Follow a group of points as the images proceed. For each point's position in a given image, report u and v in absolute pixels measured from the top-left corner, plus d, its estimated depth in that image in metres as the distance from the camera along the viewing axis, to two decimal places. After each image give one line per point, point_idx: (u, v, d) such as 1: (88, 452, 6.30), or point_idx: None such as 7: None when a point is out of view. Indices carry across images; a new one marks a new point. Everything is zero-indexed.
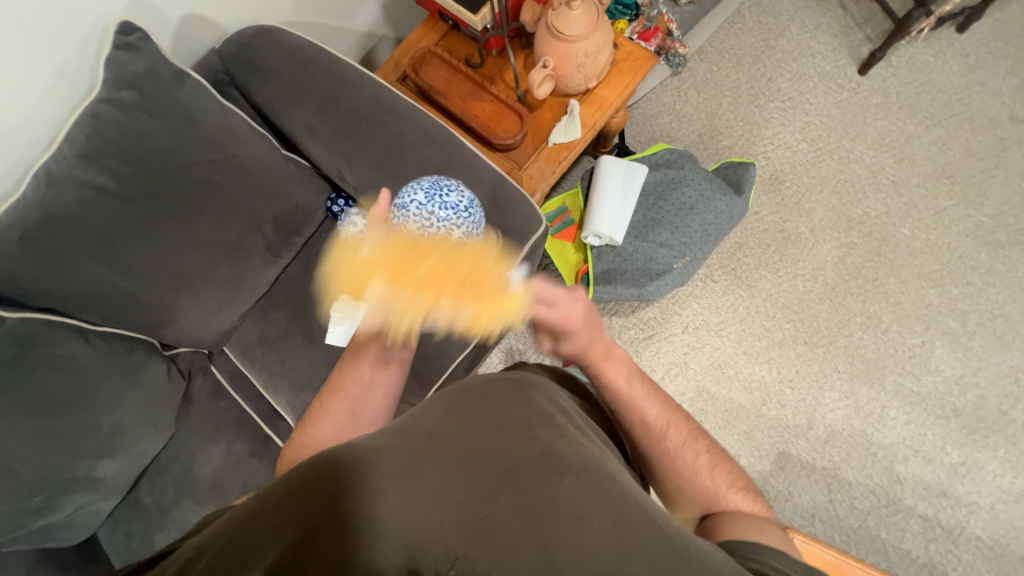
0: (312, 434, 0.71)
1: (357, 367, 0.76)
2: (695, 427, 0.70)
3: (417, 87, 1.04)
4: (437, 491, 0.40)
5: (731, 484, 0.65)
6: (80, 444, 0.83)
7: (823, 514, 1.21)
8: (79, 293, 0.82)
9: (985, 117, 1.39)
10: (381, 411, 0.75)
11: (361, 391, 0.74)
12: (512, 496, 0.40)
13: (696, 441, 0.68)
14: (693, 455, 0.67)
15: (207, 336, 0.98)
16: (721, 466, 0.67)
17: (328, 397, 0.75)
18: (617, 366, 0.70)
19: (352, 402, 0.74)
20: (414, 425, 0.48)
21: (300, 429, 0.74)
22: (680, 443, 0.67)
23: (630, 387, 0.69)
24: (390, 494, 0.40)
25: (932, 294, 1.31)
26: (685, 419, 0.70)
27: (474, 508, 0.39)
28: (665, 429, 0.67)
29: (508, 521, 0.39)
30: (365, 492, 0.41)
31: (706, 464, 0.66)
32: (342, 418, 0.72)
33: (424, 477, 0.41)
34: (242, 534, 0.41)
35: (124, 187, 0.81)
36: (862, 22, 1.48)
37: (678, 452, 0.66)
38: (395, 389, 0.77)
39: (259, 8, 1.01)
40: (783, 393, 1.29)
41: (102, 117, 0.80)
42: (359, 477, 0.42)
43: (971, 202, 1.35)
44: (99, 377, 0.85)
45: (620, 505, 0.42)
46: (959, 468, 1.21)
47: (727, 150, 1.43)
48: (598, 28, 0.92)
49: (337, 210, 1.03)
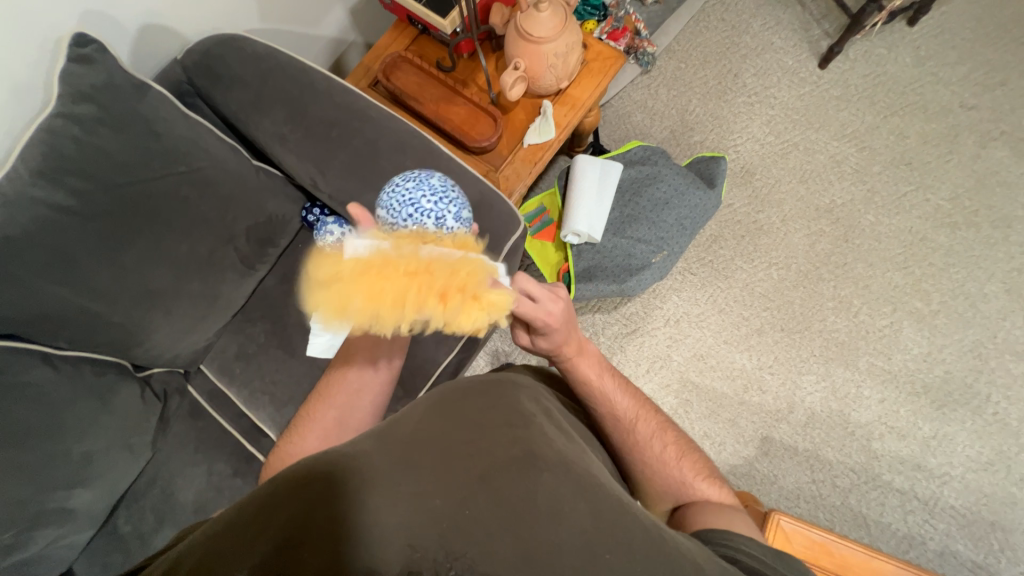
0: (297, 444, 0.70)
1: (344, 375, 0.75)
2: (663, 418, 0.72)
3: (389, 92, 1.03)
4: (417, 494, 0.40)
5: (698, 472, 0.67)
6: (50, 475, 0.79)
7: (807, 494, 1.25)
8: (42, 316, 0.78)
9: (937, 106, 1.46)
10: (367, 419, 0.74)
11: (348, 399, 0.73)
12: (492, 493, 0.40)
13: (665, 432, 0.70)
14: (661, 446, 0.68)
15: (182, 354, 0.95)
16: (688, 455, 0.69)
17: (314, 406, 0.74)
18: (589, 360, 0.72)
19: (338, 410, 0.73)
20: (396, 428, 0.48)
21: (284, 438, 0.73)
22: (649, 435, 0.69)
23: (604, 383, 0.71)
24: (371, 498, 0.40)
25: (898, 277, 1.36)
26: (653, 411, 0.72)
27: (452, 510, 0.39)
28: (636, 421, 0.69)
29: (489, 519, 0.39)
30: (348, 495, 0.41)
31: (674, 455, 0.68)
32: (329, 426, 0.71)
33: (404, 480, 0.41)
34: (223, 542, 0.40)
35: (85, 204, 0.77)
36: (820, 18, 1.54)
37: (648, 443, 0.68)
38: (382, 396, 0.76)
39: (223, 15, 0.99)
40: (763, 379, 1.32)
41: (57, 132, 0.76)
42: (341, 481, 0.42)
43: (928, 187, 1.41)
44: (69, 404, 0.81)
45: (598, 499, 0.43)
46: (931, 441, 1.27)
47: (699, 145, 1.47)
48: (566, 29, 0.93)
49: (312, 219, 1.02)
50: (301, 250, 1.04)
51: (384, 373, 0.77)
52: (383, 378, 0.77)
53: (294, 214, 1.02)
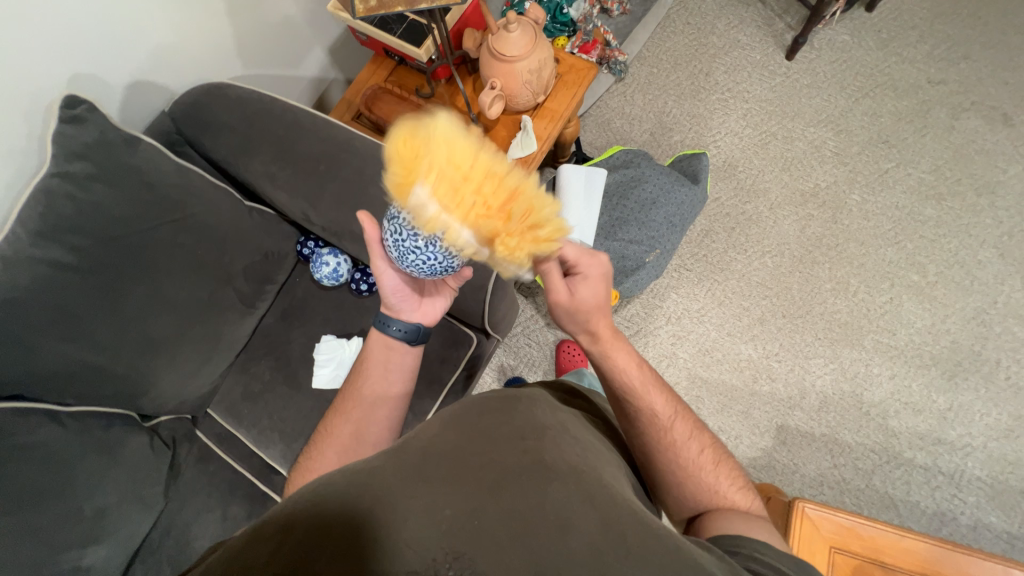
0: (316, 460, 0.70)
1: (360, 391, 0.75)
2: (697, 423, 0.71)
3: (373, 123, 1.07)
4: (425, 504, 0.40)
5: (734, 482, 0.65)
6: (63, 536, 0.78)
7: (831, 480, 1.23)
8: (48, 374, 0.78)
9: (907, 84, 1.50)
10: (385, 433, 0.74)
11: (364, 414, 0.74)
12: (499, 502, 0.41)
13: (700, 436, 0.69)
14: (697, 450, 0.67)
15: (188, 399, 0.96)
16: (722, 463, 0.67)
17: (332, 422, 0.74)
18: (624, 348, 0.71)
19: (356, 425, 0.73)
20: (411, 444, 0.49)
21: (305, 455, 0.74)
22: (685, 436, 0.67)
23: (637, 372, 0.70)
24: (385, 511, 0.40)
25: (891, 252, 1.37)
26: (687, 414, 0.71)
27: (462, 519, 0.39)
28: (671, 421, 0.68)
29: (496, 527, 0.39)
30: (358, 507, 0.41)
31: (709, 461, 0.66)
32: (347, 442, 0.71)
33: (416, 492, 0.41)
34: (241, 558, 0.40)
35: (85, 259, 0.79)
36: (782, 12, 1.59)
37: (683, 445, 0.66)
38: (399, 412, 0.76)
39: (207, 66, 1.03)
40: (771, 367, 1.32)
41: (54, 192, 0.78)
42: (354, 493, 0.43)
43: (908, 162, 1.44)
44: (77, 460, 0.81)
45: (611, 511, 0.42)
46: (947, 413, 1.25)
47: (679, 144, 1.50)
48: (538, 46, 0.96)
49: (307, 252, 1.04)
50: (298, 285, 1.06)
51: (399, 390, 0.77)
52: (400, 395, 0.77)
53: (290, 249, 1.03)
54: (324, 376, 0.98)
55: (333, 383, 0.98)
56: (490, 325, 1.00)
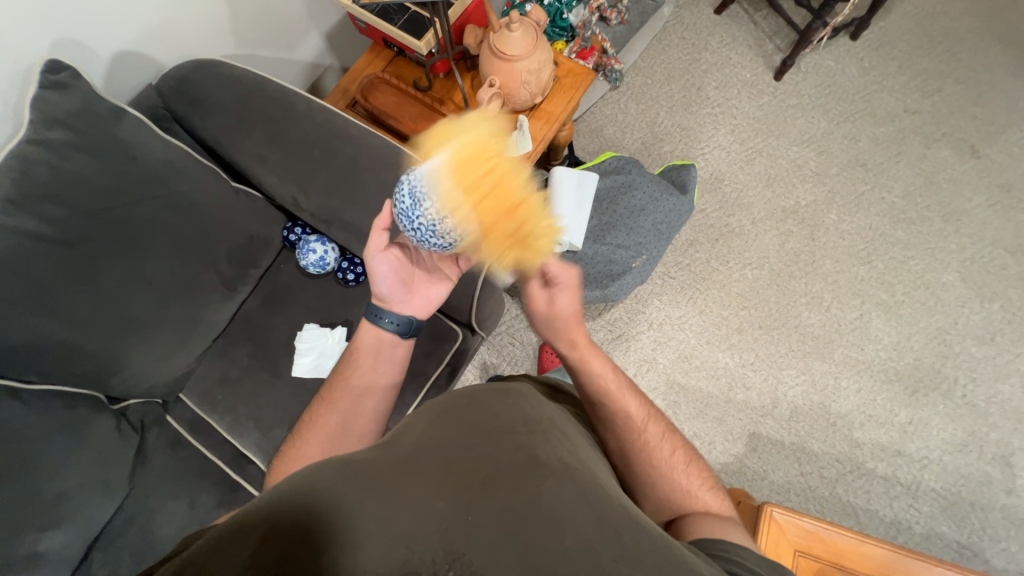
0: (300, 449, 0.70)
1: (348, 382, 0.74)
2: (669, 425, 0.73)
3: (368, 112, 1.06)
4: (420, 498, 0.40)
5: (703, 482, 0.68)
6: (18, 520, 0.75)
7: (797, 487, 1.27)
8: (12, 349, 0.75)
9: (885, 112, 1.57)
10: (370, 426, 0.73)
11: (350, 405, 0.73)
12: (495, 495, 0.41)
13: (671, 439, 0.71)
14: (669, 452, 0.70)
15: (161, 382, 0.93)
16: (693, 463, 0.70)
17: (317, 410, 0.74)
18: (600, 355, 0.74)
19: (342, 416, 0.72)
20: (402, 440, 0.50)
21: (288, 444, 0.73)
22: (657, 438, 0.70)
23: (611, 379, 0.72)
24: (377, 506, 0.40)
25: (863, 271, 1.43)
26: (660, 417, 0.73)
27: (459, 513, 0.39)
28: (645, 424, 0.70)
29: (493, 520, 0.39)
30: (350, 503, 0.41)
31: (681, 461, 0.69)
32: (331, 430, 0.71)
33: (408, 484, 0.42)
34: (223, 552, 0.39)
35: (59, 231, 0.76)
36: (772, 34, 1.64)
37: (656, 447, 0.69)
38: (385, 405, 0.75)
39: (199, 42, 1.00)
40: (746, 376, 1.36)
41: (29, 159, 0.74)
42: (344, 488, 0.43)
43: (882, 186, 1.50)
44: (39, 441, 0.77)
45: (603, 509, 0.44)
46: (908, 426, 1.32)
47: (669, 154, 1.53)
48: (538, 47, 0.97)
49: (294, 238, 1.01)
50: (282, 271, 1.03)
51: (388, 383, 0.76)
52: (388, 388, 0.76)
53: (276, 234, 1.01)
54: (305, 365, 0.96)
55: (313, 372, 0.96)
56: (477, 322, 1.00)
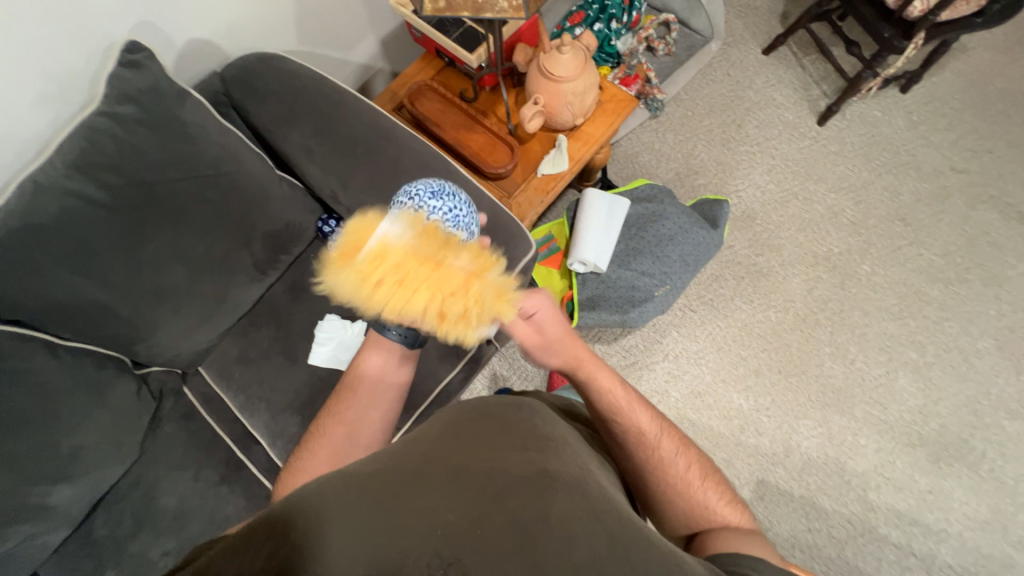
0: (307, 462, 0.71)
1: (355, 393, 0.75)
2: (684, 437, 0.72)
3: (413, 117, 1.09)
4: (432, 507, 0.42)
5: (722, 495, 0.66)
6: (35, 469, 0.78)
7: (803, 543, 1.22)
8: (53, 305, 0.79)
9: (929, 168, 1.54)
10: (378, 435, 0.75)
11: (357, 416, 0.74)
12: (504, 508, 0.43)
13: (688, 451, 0.70)
14: (685, 465, 0.68)
15: (184, 353, 0.96)
16: (710, 477, 0.68)
17: (325, 422, 0.75)
18: (606, 370, 0.72)
19: (349, 427, 0.73)
20: (409, 453, 0.52)
21: (297, 454, 0.75)
22: (673, 451, 0.69)
23: (623, 394, 0.71)
24: (384, 512, 0.42)
25: (893, 327, 1.39)
26: (674, 429, 0.72)
27: (469, 524, 0.41)
28: (659, 438, 0.69)
29: (504, 533, 0.41)
30: (362, 509, 0.43)
31: (698, 475, 0.68)
32: (339, 444, 0.72)
33: (417, 493, 0.44)
34: (237, 554, 0.42)
35: (112, 198, 0.80)
36: (819, 79, 1.64)
37: (671, 461, 0.68)
38: (392, 413, 0.76)
39: (264, 36, 1.05)
40: (760, 420, 1.32)
41: (97, 129, 0.79)
42: (352, 498, 0.45)
43: (921, 243, 1.46)
44: (65, 395, 0.81)
45: (612, 526, 0.46)
46: (928, 495, 1.25)
47: (703, 187, 1.53)
48: (586, 71, 0.99)
49: (327, 230, 1.03)
50: (312, 260, 1.06)
51: (395, 391, 0.77)
52: (394, 396, 0.77)
53: (310, 224, 1.04)
54: (322, 354, 0.98)
55: (329, 362, 0.98)
56: (493, 332, 1.00)
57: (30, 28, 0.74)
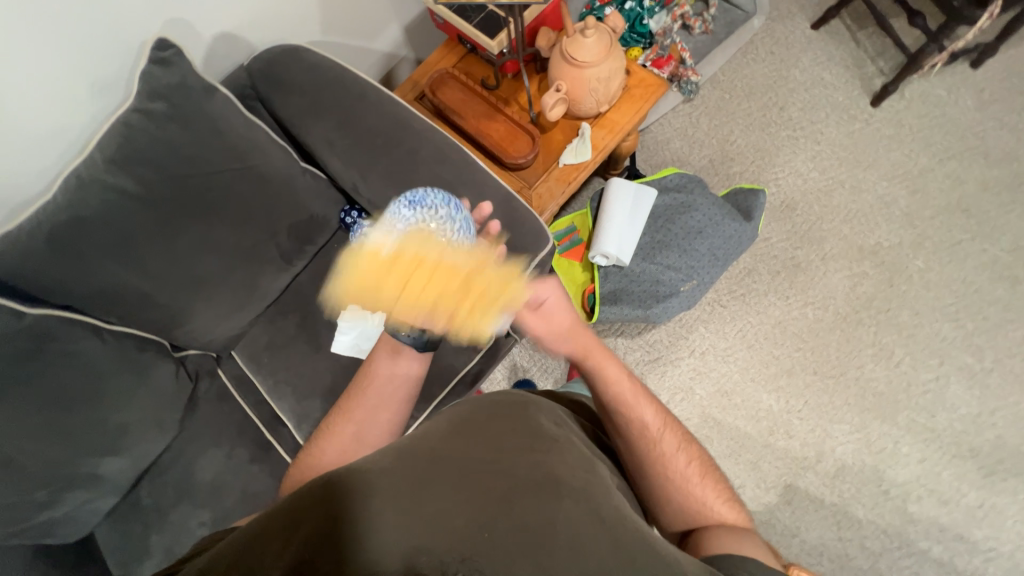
0: (317, 456, 0.72)
1: (364, 393, 0.76)
2: (687, 434, 0.70)
3: (434, 106, 1.08)
4: (441, 511, 0.45)
5: (720, 494, 0.64)
6: (86, 441, 0.85)
7: (832, 552, 1.17)
8: (98, 291, 0.85)
9: (1000, 153, 1.38)
10: (385, 437, 0.75)
11: (366, 417, 0.75)
12: (511, 514, 0.45)
13: (690, 447, 0.68)
14: (686, 460, 0.66)
15: (217, 339, 1.01)
16: (711, 475, 0.66)
17: (335, 420, 0.75)
18: (614, 363, 0.71)
19: (357, 427, 0.74)
20: (419, 446, 0.53)
21: (308, 447, 0.76)
22: (675, 447, 0.67)
23: (627, 387, 0.69)
24: (395, 518, 0.44)
25: (947, 328, 1.28)
26: (678, 425, 0.70)
27: (477, 529, 0.43)
28: (661, 432, 0.67)
29: (510, 539, 0.43)
30: (372, 510, 0.45)
31: (696, 472, 0.65)
32: (348, 442, 0.73)
33: (429, 498, 0.46)
34: (253, 550, 0.43)
35: (147, 191, 0.84)
36: (875, 55, 1.50)
37: (672, 455, 0.66)
38: (401, 416, 0.77)
39: (289, 27, 1.06)
40: (791, 423, 1.26)
41: (133, 125, 0.83)
42: (364, 499, 0.46)
43: (986, 237, 1.33)
44: (111, 375, 0.87)
45: (619, 533, 0.47)
46: (976, 510, 1.17)
47: (738, 176, 1.44)
48: (611, 55, 0.94)
49: (349, 222, 1.04)
50: (336, 250, 1.08)
51: (403, 393, 0.77)
52: (403, 397, 0.77)
53: (333, 215, 1.05)
54: (344, 343, 1.00)
55: (351, 351, 1.01)
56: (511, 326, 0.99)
57: (69, 28, 0.78)
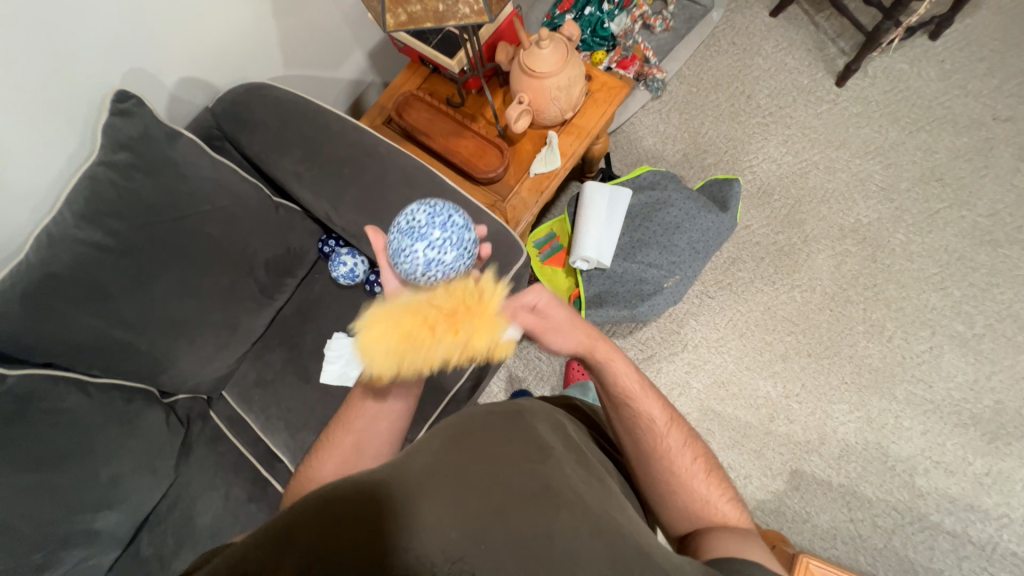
0: (317, 469, 0.71)
1: (362, 402, 0.75)
2: (692, 432, 0.70)
3: (401, 129, 1.09)
4: (434, 527, 0.44)
5: (724, 492, 0.65)
6: (78, 498, 0.84)
7: (845, 535, 1.16)
8: (78, 345, 0.84)
9: (968, 120, 1.40)
10: (385, 446, 0.74)
11: (365, 425, 0.74)
12: (506, 526, 0.45)
13: (695, 444, 0.68)
14: (691, 457, 0.67)
15: (204, 381, 1.00)
16: (715, 473, 0.67)
17: (334, 431, 0.75)
18: (623, 361, 0.71)
19: (357, 436, 0.73)
20: (413, 459, 0.52)
21: (307, 460, 0.75)
22: (680, 443, 0.67)
23: (636, 383, 0.70)
24: (390, 528, 0.44)
25: (935, 298, 1.28)
26: (683, 424, 0.70)
27: (470, 544, 0.43)
28: (667, 427, 0.68)
29: (504, 552, 0.43)
30: (364, 524, 0.44)
31: (702, 469, 0.66)
32: (348, 452, 0.72)
33: (419, 510, 0.45)
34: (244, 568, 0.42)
35: (120, 242, 0.84)
36: (835, 36, 1.52)
37: (678, 451, 0.66)
38: (400, 425, 0.76)
39: (251, 66, 1.08)
40: (791, 408, 1.25)
41: (100, 179, 0.83)
42: (355, 514, 0.45)
43: (963, 204, 1.34)
44: (98, 428, 0.86)
45: (614, 542, 0.47)
46: (985, 478, 1.16)
47: (713, 167, 1.46)
48: (569, 63, 0.96)
49: (327, 250, 1.05)
50: (317, 280, 1.08)
51: (401, 402, 0.76)
52: (400, 406, 0.76)
53: (312, 245, 1.06)
54: (333, 372, 1.00)
55: (339, 380, 1.00)
56: None
57: (27, 89, 0.79)
